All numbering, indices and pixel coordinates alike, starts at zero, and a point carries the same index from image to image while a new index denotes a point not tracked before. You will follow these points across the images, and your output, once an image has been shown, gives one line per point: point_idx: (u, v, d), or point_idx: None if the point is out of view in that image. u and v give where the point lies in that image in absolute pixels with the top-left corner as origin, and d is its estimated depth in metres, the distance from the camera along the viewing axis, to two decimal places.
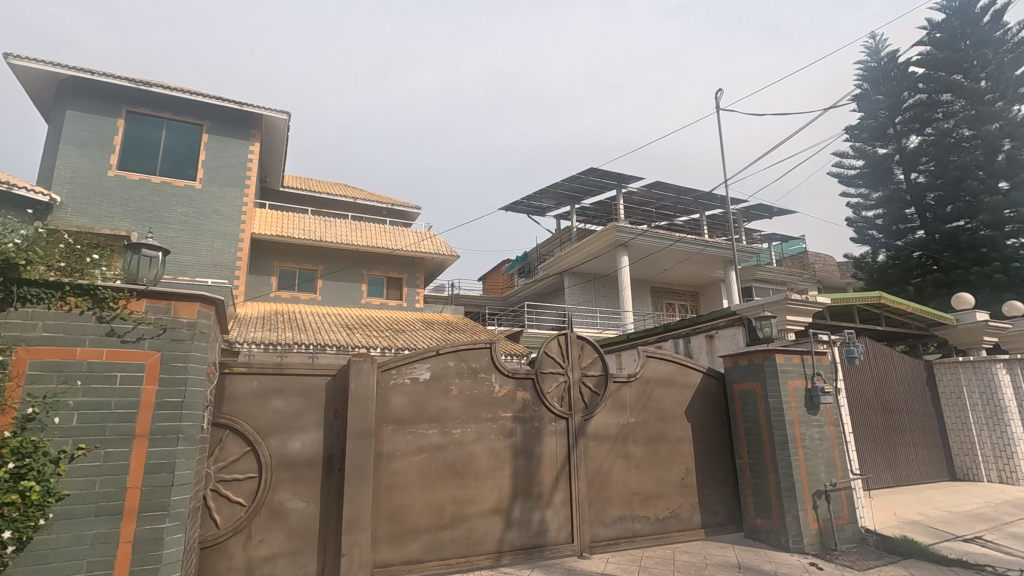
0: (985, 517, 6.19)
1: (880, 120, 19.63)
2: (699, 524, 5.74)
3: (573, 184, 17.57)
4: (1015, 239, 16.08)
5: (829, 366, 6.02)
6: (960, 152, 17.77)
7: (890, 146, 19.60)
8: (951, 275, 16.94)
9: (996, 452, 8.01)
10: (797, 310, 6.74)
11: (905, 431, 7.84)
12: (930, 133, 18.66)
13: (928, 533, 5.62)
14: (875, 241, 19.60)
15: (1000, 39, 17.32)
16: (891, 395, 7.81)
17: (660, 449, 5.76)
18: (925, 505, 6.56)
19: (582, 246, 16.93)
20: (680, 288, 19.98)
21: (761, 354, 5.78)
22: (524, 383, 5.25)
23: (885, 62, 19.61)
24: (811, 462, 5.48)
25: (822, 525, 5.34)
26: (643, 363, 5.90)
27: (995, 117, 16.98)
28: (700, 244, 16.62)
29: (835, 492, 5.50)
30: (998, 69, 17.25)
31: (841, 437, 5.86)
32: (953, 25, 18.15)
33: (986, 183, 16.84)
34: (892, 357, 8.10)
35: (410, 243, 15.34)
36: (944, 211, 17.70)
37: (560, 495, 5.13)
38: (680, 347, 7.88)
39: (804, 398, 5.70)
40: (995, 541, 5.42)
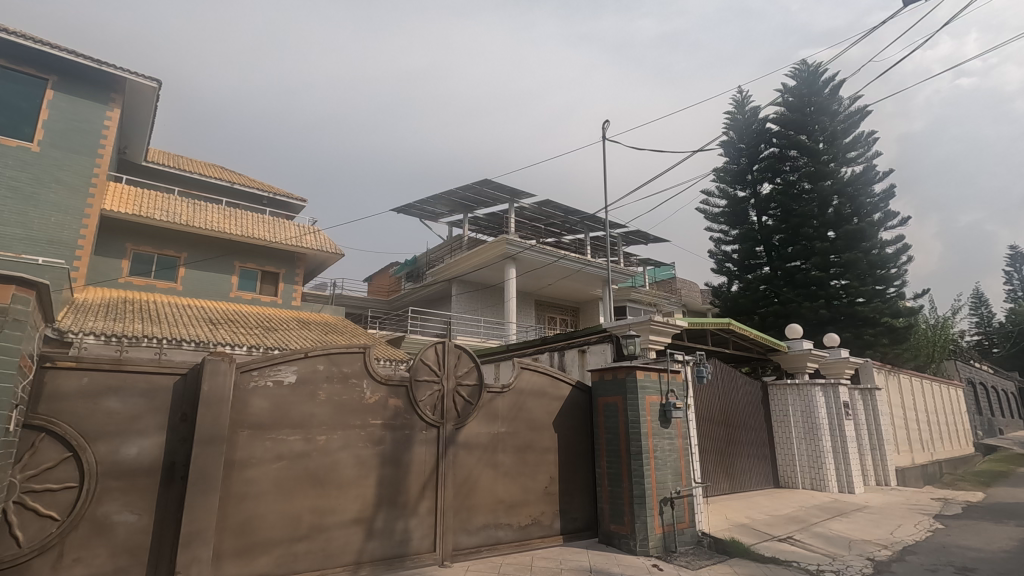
0: (798, 520, 7.15)
1: (741, 166, 22.14)
2: (558, 530, 6.00)
3: (467, 193, 17.70)
4: (837, 281, 18.91)
5: (681, 384, 6.62)
6: (800, 202, 20.31)
7: (748, 190, 22.21)
8: (788, 307, 19.46)
9: (810, 463, 9.29)
10: (659, 331, 7.32)
11: (741, 444, 8.83)
12: (779, 183, 21.32)
13: (752, 535, 6.37)
14: (731, 273, 21.93)
15: (836, 110, 20.29)
16: (731, 411, 8.75)
17: (527, 458, 5.95)
18: (752, 510, 7.42)
19: (471, 255, 17.05)
20: (562, 303, 20.86)
21: (625, 370, 6.21)
22: (396, 390, 5.17)
23: (748, 115, 22.12)
24: (660, 471, 5.97)
25: (666, 529, 5.83)
26: (517, 374, 6.08)
27: (828, 175, 19.83)
28: (582, 262, 17.52)
29: (678, 498, 6.04)
30: (832, 135, 20.24)
31: (687, 448, 6.45)
32: (802, 91, 20.95)
33: (819, 230, 19.50)
34: (735, 378, 9.08)
35: (291, 237, 14.49)
36: (786, 251, 20.20)
37: (425, 503, 5.10)
38: (555, 359, 8.23)
39: (659, 412, 6.20)
40: (802, 541, 6.27)
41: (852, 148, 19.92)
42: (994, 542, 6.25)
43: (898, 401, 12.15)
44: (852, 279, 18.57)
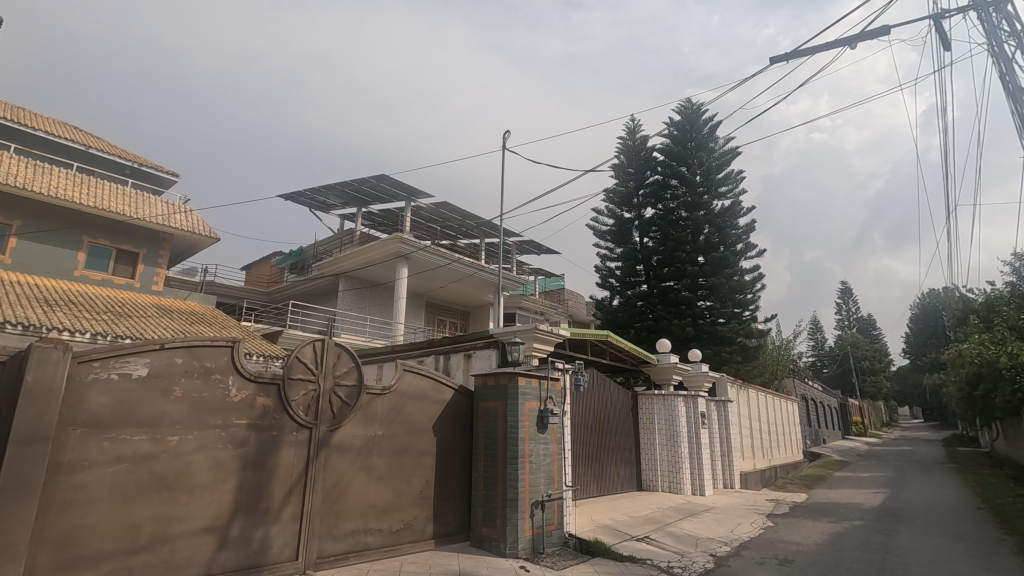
0: (655, 520, 7.73)
1: (628, 189, 23.55)
2: (430, 534, 5.95)
3: (362, 186, 17.10)
4: (703, 302, 20.80)
5: (559, 392, 6.88)
6: (677, 228, 22.11)
7: (632, 212, 23.68)
8: (661, 323, 21.06)
9: (669, 468, 10.11)
10: (543, 339, 7.57)
11: (611, 450, 9.38)
12: (660, 208, 23.01)
13: (613, 535, 6.78)
14: (613, 288, 23.22)
15: (712, 147, 22.40)
16: (604, 418, 9.27)
17: (403, 461, 5.85)
18: (616, 511, 7.91)
19: (362, 251, 16.48)
20: (454, 306, 20.85)
21: (507, 376, 6.35)
22: (266, 389, 4.84)
23: (637, 142, 23.66)
24: (534, 475, 6.16)
25: (535, 532, 6.01)
26: (399, 376, 5.97)
27: (702, 206, 21.80)
28: (474, 267, 17.62)
29: (549, 501, 6.26)
30: (708, 170, 22.29)
31: (560, 453, 6.71)
32: (685, 127, 22.86)
33: (691, 255, 21.31)
34: (609, 387, 9.63)
35: (156, 214, 13.06)
36: (662, 272, 21.83)
37: (290, 509, 4.81)
38: (440, 362, 8.20)
39: (536, 418, 6.40)
40: (657, 540, 6.79)
41: (723, 184, 22.10)
42: (811, 536, 7.23)
43: (746, 412, 13.63)
44: (715, 301, 20.53)
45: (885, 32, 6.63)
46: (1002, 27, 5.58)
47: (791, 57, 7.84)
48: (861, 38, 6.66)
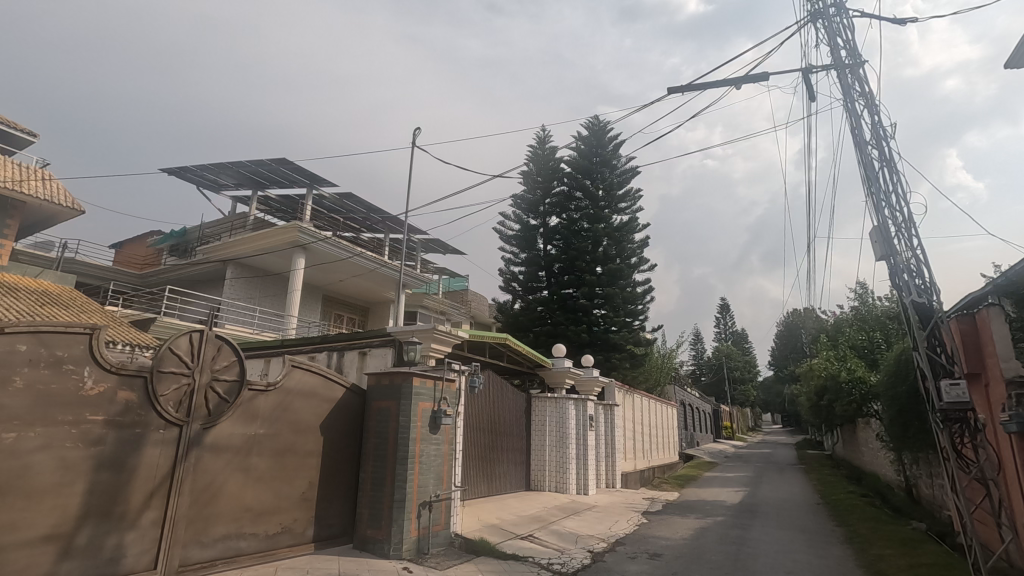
0: (540, 519, 8.00)
1: (535, 196, 23.99)
2: (310, 538, 5.72)
3: (259, 168, 16.04)
4: (598, 310, 21.84)
5: (454, 392, 6.91)
6: (579, 238, 22.98)
7: (538, 219, 24.18)
8: (558, 329, 21.81)
9: (557, 468, 10.51)
10: (442, 339, 7.56)
11: (502, 451, 9.55)
12: (564, 218, 23.76)
13: (499, 534, 6.93)
14: (515, 292, 23.59)
15: (615, 164, 23.59)
16: (497, 420, 9.43)
17: (285, 462, 5.58)
18: (503, 511, 8.08)
19: (254, 238, 15.46)
20: (353, 302, 20.17)
21: (402, 376, 6.27)
22: (131, 382, 4.41)
23: (546, 152, 24.22)
24: (424, 475, 6.15)
25: (421, 532, 5.99)
26: (286, 373, 5.69)
27: (603, 219, 22.88)
28: (376, 263, 17.20)
29: (437, 502, 6.26)
30: (610, 185, 23.46)
31: (452, 454, 6.74)
32: (591, 142, 23.82)
33: (590, 265, 22.25)
34: (504, 389, 9.82)
35: (6, 178, 11.41)
36: (563, 279, 22.56)
37: (151, 514, 4.41)
38: (333, 360, 7.91)
39: (429, 418, 6.38)
40: (540, 538, 7.04)
41: (623, 200, 23.38)
42: (678, 531, 7.88)
43: (630, 416, 14.49)
44: (609, 310, 21.67)
45: (765, 78, 7.42)
46: (856, 86, 6.45)
47: (687, 88, 8.52)
48: (746, 80, 7.39)
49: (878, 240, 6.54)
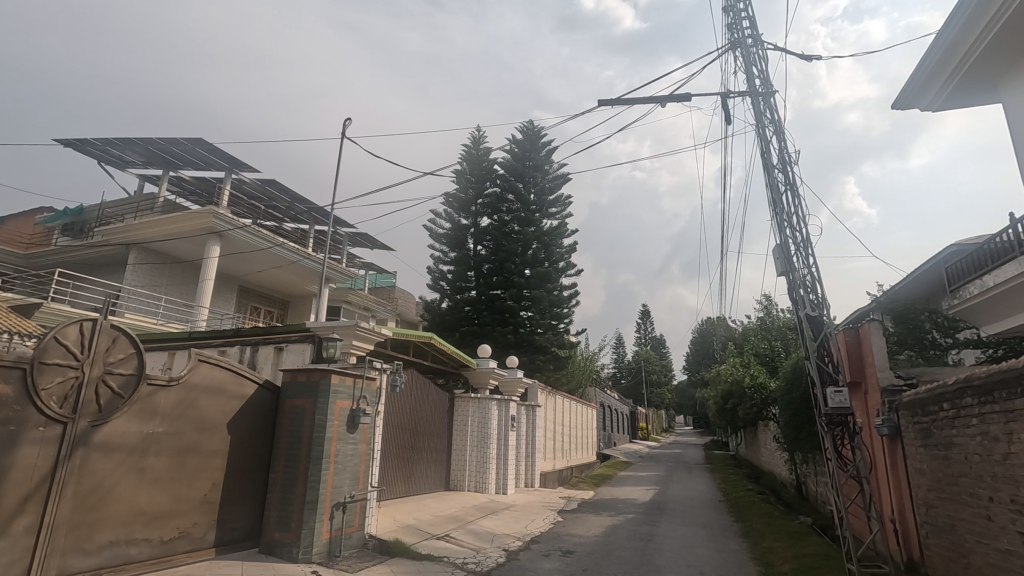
0: (457, 519, 8.01)
1: (468, 196, 23.93)
2: (211, 543, 5.39)
3: (172, 147, 14.92)
4: (525, 312, 22.15)
5: (374, 391, 6.76)
6: (509, 240, 23.17)
7: (469, 219, 24.11)
8: (485, 329, 21.93)
9: (477, 468, 10.55)
10: (364, 337, 7.38)
11: (423, 451, 9.45)
12: (496, 219, 23.85)
13: (415, 535, 6.85)
14: (443, 291, 23.41)
15: (547, 169, 24.00)
16: (419, 419, 9.32)
17: (187, 462, 5.23)
18: (420, 511, 8.00)
19: (163, 221, 14.37)
20: (271, 294, 19.24)
21: (319, 373, 6.06)
22: (7, 374, 3.98)
23: (480, 152, 24.23)
24: (338, 476, 5.97)
25: (333, 535, 5.81)
26: (192, 367, 5.35)
27: (533, 222, 23.20)
28: (298, 254, 16.49)
29: (352, 503, 6.11)
30: (541, 189, 23.83)
31: (370, 454, 6.60)
32: (525, 145, 24.08)
33: (518, 267, 22.48)
34: (427, 389, 9.73)
35: None
36: (491, 280, 22.65)
37: (26, 520, 4.00)
38: (246, 354, 7.52)
39: (347, 417, 6.21)
40: (456, 538, 7.04)
41: (553, 205, 23.83)
42: (591, 529, 8.14)
43: (552, 416, 14.80)
44: (536, 312, 22.02)
45: (688, 99, 7.85)
46: (767, 114, 6.97)
47: (617, 102, 8.85)
48: (671, 99, 7.79)
49: (780, 257, 7.09)
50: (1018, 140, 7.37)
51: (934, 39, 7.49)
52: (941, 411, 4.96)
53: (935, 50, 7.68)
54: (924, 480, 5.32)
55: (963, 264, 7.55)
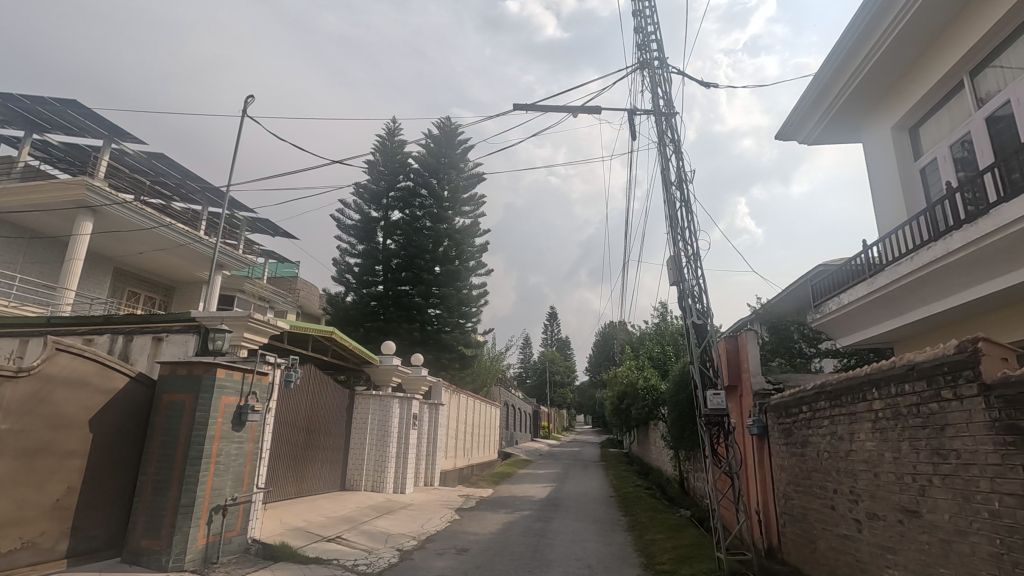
0: (351, 519, 7.77)
1: (379, 188, 23.28)
2: (63, 553, 4.82)
3: (37, 107, 13.17)
4: (432, 309, 21.93)
5: (265, 387, 6.38)
6: (420, 236, 22.82)
7: (380, 211, 23.45)
8: (390, 325, 21.47)
9: (375, 467, 10.31)
10: (257, 329, 6.94)
11: (317, 450, 9.06)
12: (407, 214, 23.40)
13: (303, 537, 6.56)
14: (348, 284, 22.61)
15: (462, 167, 23.92)
16: (314, 417, 8.94)
17: (37, 463, 4.63)
18: (311, 512, 7.67)
19: (22, 190, 12.64)
20: (153, 279, 17.56)
21: (203, 366, 5.62)
22: None
23: (395, 144, 23.70)
24: (219, 477, 5.58)
25: (210, 540, 5.42)
26: (48, 357, 4.74)
27: (445, 220, 23.01)
28: (187, 237, 15.18)
29: (234, 505, 5.73)
30: (455, 187, 23.71)
31: (257, 453, 6.23)
32: (441, 141, 23.85)
33: (428, 264, 22.17)
34: (324, 385, 9.35)
35: None
36: (400, 275, 22.18)
37: None
38: (118, 345, 6.81)
39: (233, 414, 5.81)
40: (348, 539, 6.83)
41: (467, 203, 23.78)
42: (486, 526, 8.24)
43: (455, 415, 14.78)
44: (443, 310, 21.87)
45: (598, 111, 8.19)
46: (668, 133, 7.43)
47: (532, 107, 9.04)
48: (582, 110, 8.08)
49: (672, 268, 7.60)
50: (874, 175, 8.41)
51: (812, 79, 8.39)
52: (800, 413, 5.55)
53: (812, 88, 8.60)
54: (785, 474, 5.92)
55: (826, 282, 8.49)
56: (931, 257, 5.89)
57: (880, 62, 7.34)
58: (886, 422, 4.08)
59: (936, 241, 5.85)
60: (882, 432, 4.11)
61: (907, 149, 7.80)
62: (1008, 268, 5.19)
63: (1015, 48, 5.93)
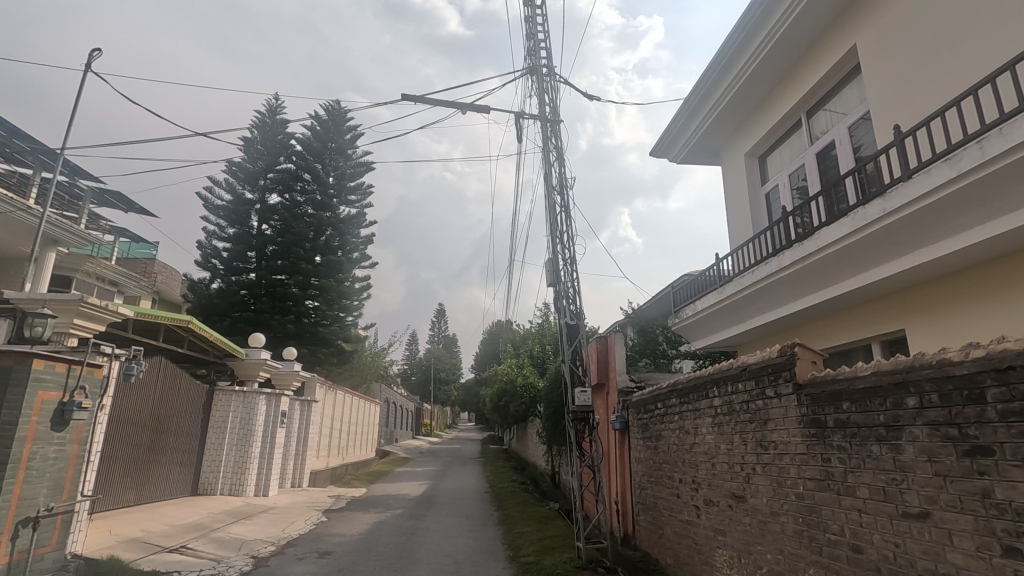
0: (200, 527, 7.10)
1: (256, 168, 21.61)
2: None
3: None
4: (310, 301, 20.77)
5: (98, 381, 5.61)
6: (300, 223, 21.50)
7: (255, 193, 21.76)
8: (260, 316, 20.06)
9: (234, 468, 9.55)
10: (91, 315, 6.07)
11: (165, 451, 8.19)
12: (287, 198, 21.92)
13: (137, 550, 5.86)
14: (215, 270, 20.80)
15: (349, 155, 22.98)
16: (162, 414, 8.07)
17: None
18: (152, 521, 6.89)
19: None
20: None
21: (14, 357, 4.80)
22: None
23: (276, 123, 22.14)
24: (30, 485, 4.80)
25: (13, 558, 4.64)
26: None
27: (329, 208, 21.93)
28: (8, 204, 12.93)
29: (49, 517, 4.96)
30: (341, 175, 22.74)
31: (84, 456, 5.45)
32: (328, 125, 22.71)
33: (308, 253, 20.87)
34: (177, 379, 8.48)
35: None
36: (275, 263, 20.72)
37: None
38: None
39: (52, 412, 5.04)
40: (194, 548, 6.22)
41: (353, 192, 22.88)
42: (354, 527, 7.96)
43: (329, 412, 14.14)
44: (322, 302, 20.81)
45: (487, 111, 8.26)
46: (552, 138, 7.68)
47: (421, 100, 8.90)
48: (471, 108, 8.10)
49: (549, 270, 7.87)
50: (730, 196, 9.37)
51: (682, 103, 9.15)
52: (655, 409, 6.02)
53: (683, 111, 9.38)
54: (640, 466, 6.38)
55: (686, 290, 9.30)
56: (769, 270, 6.68)
57: (738, 96, 8.20)
58: (723, 417, 4.54)
59: (774, 257, 6.62)
60: (720, 427, 4.57)
61: (756, 174, 8.78)
62: (823, 284, 6.05)
63: (840, 95, 6.91)
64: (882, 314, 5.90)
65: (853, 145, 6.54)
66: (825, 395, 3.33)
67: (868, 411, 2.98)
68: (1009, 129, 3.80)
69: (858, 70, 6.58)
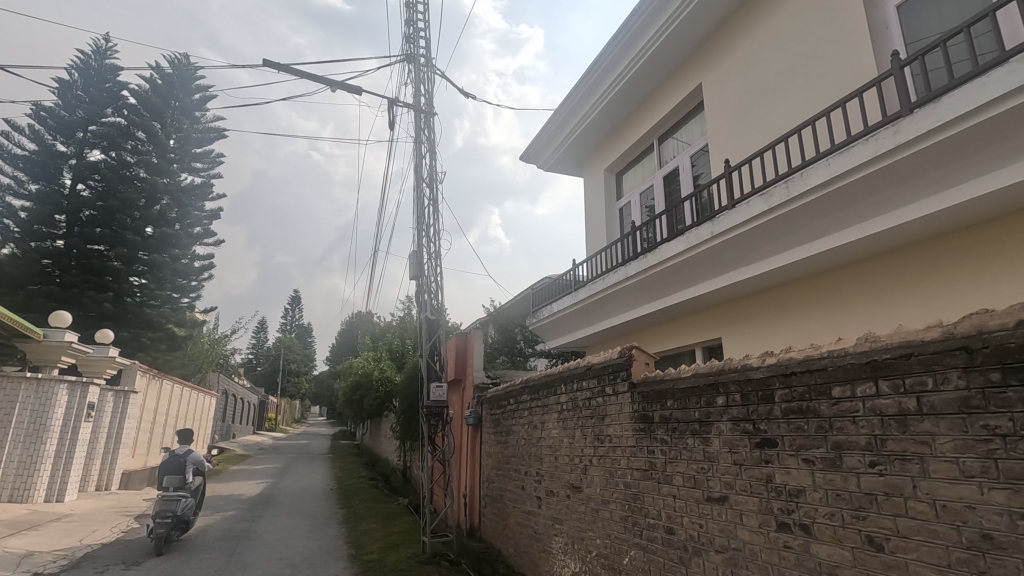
0: None
1: (73, 117, 18.35)
2: None
3: None
4: (136, 278, 18.16)
5: None
6: (127, 186, 18.67)
7: (70, 146, 18.46)
8: (67, 292, 17.10)
9: (20, 470, 8.02)
10: None
11: None
12: (111, 157, 18.83)
13: None
14: (7, 233, 17.29)
15: (197, 117, 20.56)
16: None
17: None
18: None
19: None
20: None
21: None
22: None
23: (104, 68, 19.01)
24: None
25: None
26: None
27: (167, 173, 19.39)
28: None
29: None
30: (186, 138, 20.26)
31: None
32: (172, 81, 20.09)
33: (136, 223, 18.21)
34: None
35: None
36: (91, 230, 17.75)
37: None
38: None
39: None
40: None
41: (199, 159, 20.50)
42: None
43: (152, 405, 12.50)
44: (151, 280, 18.32)
45: (358, 91, 7.89)
46: (425, 130, 7.58)
47: (285, 69, 8.23)
48: (340, 86, 7.69)
49: (413, 263, 7.75)
50: (589, 206, 10.01)
51: (552, 114, 9.60)
52: (508, 405, 6.24)
53: (553, 121, 9.83)
54: (489, 460, 6.56)
55: (545, 291, 9.76)
56: (616, 279, 7.27)
57: (602, 114, 8.80)
58: (568, 413, 4.83)
59: (621, 267, 7.21)
60: (564, 421, 4.86)
61: (613, 189, 9.50)
62: (661, 294, 6.72)
63: (685, 127, 7.73)
64: (705, 324, 6.72)
65: (693, 173, 7.37)
66: (653, 393, 3.70)
67: (686, 409, 3.37)
68: (806, 174, 4.58)
69: (700, 108, 7.43)
